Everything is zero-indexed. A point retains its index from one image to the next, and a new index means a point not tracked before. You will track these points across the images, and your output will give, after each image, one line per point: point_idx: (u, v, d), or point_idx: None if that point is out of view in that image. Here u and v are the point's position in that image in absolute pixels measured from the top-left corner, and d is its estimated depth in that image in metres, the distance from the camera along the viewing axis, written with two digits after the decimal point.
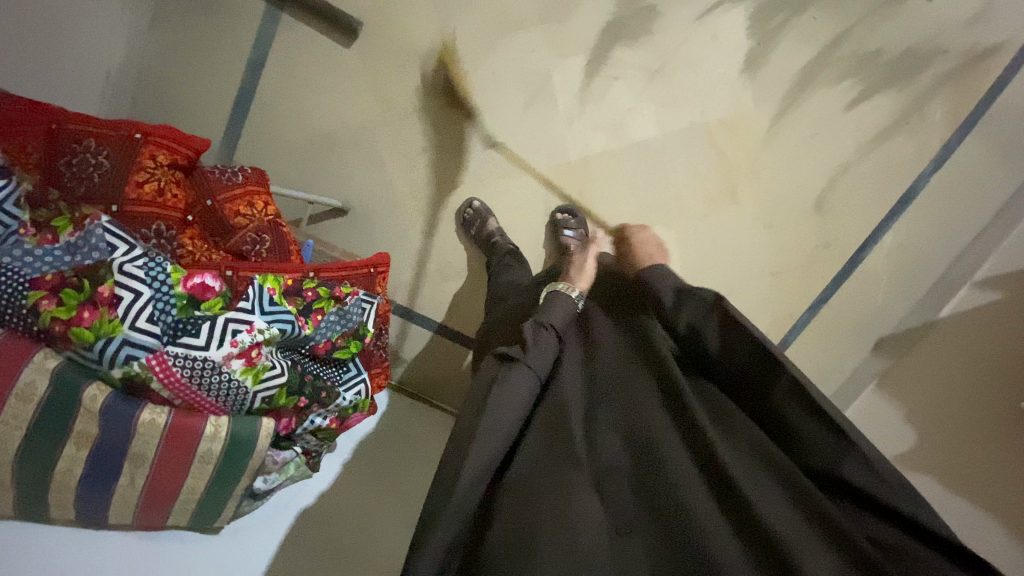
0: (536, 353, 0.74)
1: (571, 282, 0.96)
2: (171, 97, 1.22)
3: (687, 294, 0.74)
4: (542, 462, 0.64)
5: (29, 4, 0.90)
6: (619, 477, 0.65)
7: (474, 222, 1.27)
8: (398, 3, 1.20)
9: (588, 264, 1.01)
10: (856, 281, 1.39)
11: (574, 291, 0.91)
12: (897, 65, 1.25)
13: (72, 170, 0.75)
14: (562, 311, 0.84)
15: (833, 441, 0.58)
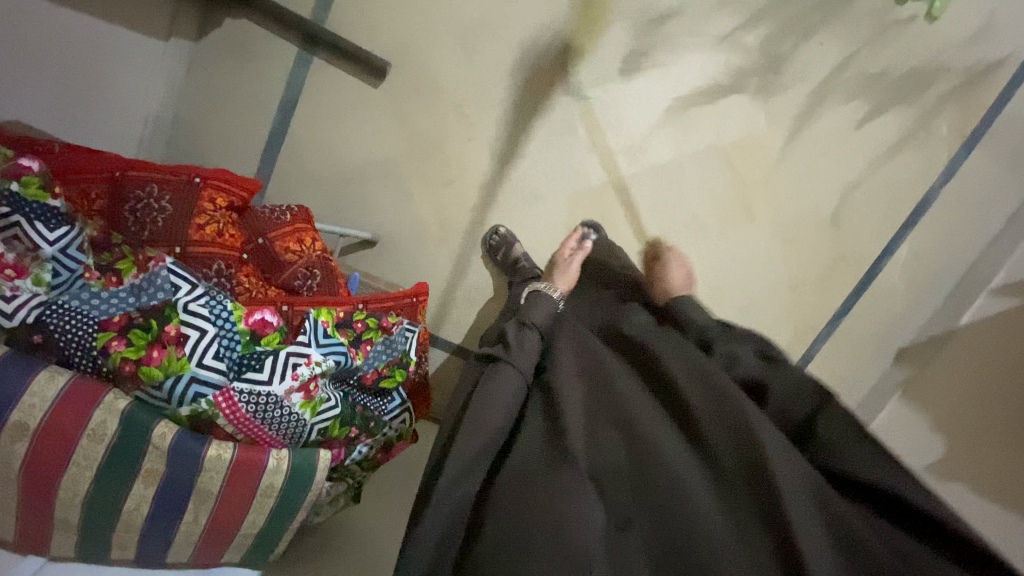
0: (520, 353, 0.82)
1: (552, 283, 1.07)
2: (205, 139, 1.27)
3: (738, 329, 0.85)
4: (539, 461, 0.68)
5: (79, 56, 0.95)
6: (618, 474, 0.68)
7: (501, 248, 1.29)
8: (423, 41, 1.24)
9: (571, 268, 1.11)
10: (874, 292, 1.41)
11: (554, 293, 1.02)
12: (902, 85, 1.30)
13: (136, 215, 0.79)
14: (543, 311, 0.92)
15: (879, 453, 0.65)
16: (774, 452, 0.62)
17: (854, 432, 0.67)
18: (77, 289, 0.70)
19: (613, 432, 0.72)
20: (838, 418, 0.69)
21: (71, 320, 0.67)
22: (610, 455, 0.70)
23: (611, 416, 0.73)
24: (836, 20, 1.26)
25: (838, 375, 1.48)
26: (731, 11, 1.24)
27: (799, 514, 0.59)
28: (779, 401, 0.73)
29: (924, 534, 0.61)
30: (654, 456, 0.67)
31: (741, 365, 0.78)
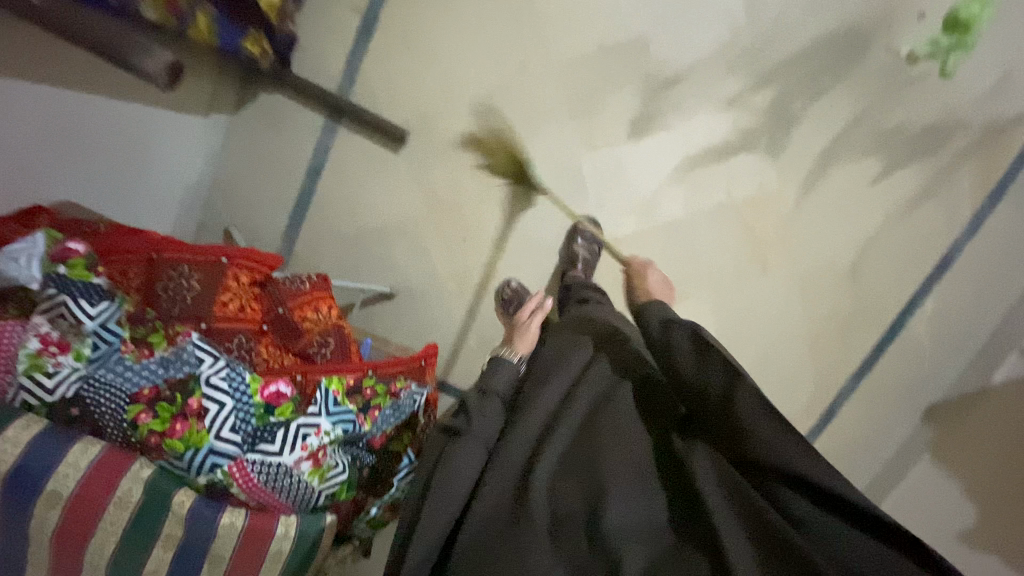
0: (480, 424, 0.78)
1: (512, 346, 0.99)
2: (239, 200, 1.36)
3: (675, 322, 0.80)
4: (503, 521, 0.70)
5: (121, 136, 1.04)
6: (576, 519, 0.69)
7: (514, 301, 1.29)
8: (439, 108, 1.30)
9: (530, 331, 1.03)
10: (898, 348, 1.37)
11: (512, 355, 0.94)
12: (920, 140, 1.28)
13: (168, 292, 0.86)
14: (505, 377, 0.88)
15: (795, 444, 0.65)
16: (707, 475, 0.68)
17: (777, 433, 0.65)
18: (113, 362, 0.77)
19: (574, 478, 0.73)
20: (760, 416, 0.67)
21: (105, 396, 0.74)
22: (567, 501, 0.71)
23: (570, 457, 0.75)
24: (847, 79, 1.26)
25: (864, 431, 1.43)
26: (738, 73, 1.26)
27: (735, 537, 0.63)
28: (712, 407, 0.70)
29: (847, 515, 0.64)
30: (608, 495, 0.68)
31: (682, 367, 0.75)
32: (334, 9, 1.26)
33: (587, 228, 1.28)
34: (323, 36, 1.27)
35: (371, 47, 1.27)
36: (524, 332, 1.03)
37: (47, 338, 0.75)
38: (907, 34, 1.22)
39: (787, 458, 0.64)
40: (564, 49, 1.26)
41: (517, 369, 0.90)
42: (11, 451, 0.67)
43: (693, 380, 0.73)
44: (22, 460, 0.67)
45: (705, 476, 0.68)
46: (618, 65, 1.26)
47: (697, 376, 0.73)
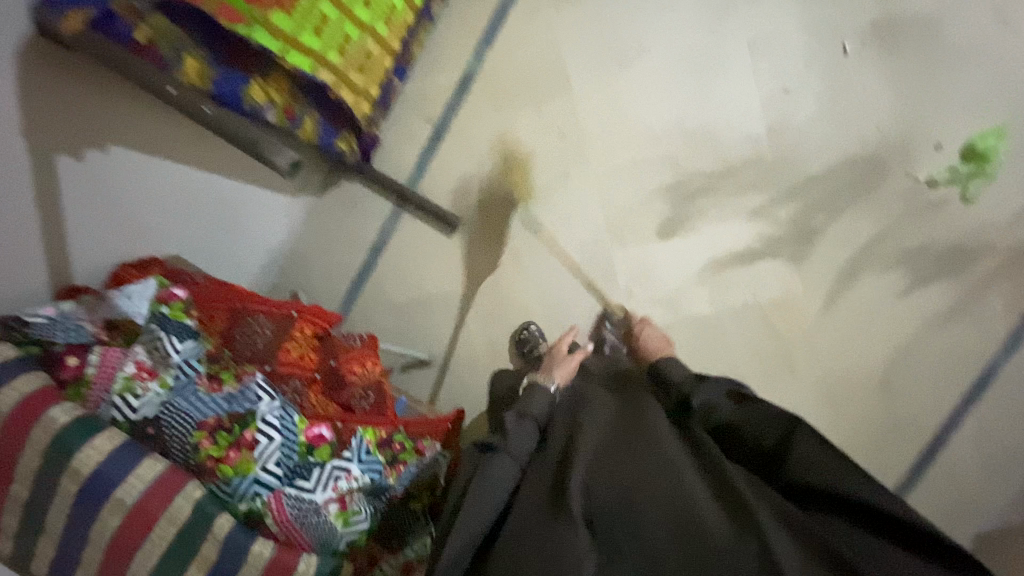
0: (515, 443, 0.87)
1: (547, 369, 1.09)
2: (310, 268, 1.55)
3: (716, 380, 0.94)
4: (539, 515, 0.76)
5: (225, 205, 1.24)
6: (611, 512, 0.75)
7: (530, 342, 1.40)
8: (489, 203, 1.48)
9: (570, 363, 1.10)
10: (940, 468, 1.33)
11: (550, 384, 1.01)
12: (943, 260, 1.32)
13: (243, 336, 1.01)
14: (541, 403, 0.95)
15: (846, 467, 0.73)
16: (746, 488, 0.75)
17: (825, 456, 0.75)
18: (188, 393, 0.90)
19: (613, 479, 0.78)
20: (806, 440, 0.77)
21: (178, 419, 0.86)
22: (604, 496, 0.76)
23: (611, 458, 0.81)
24: (867, 200, 1.34)
25: None
26: (761, 189, 1.38)
27: (775, 533, 0.68)
28: (757, 434, 0.83)
29: (878, 528, 0.71)
30: (647, 494, 0.75)
31: (720, 413, 0.88)
32: (410, 120, 1.51)
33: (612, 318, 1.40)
34: (400, 139, 1.51)
35: (438, 150, 1.50)
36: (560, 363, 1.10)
37: (141, 365, 0.90)
38: (923, 163, 1.31)
39: (831, 469, 0.73)
40: (603, 161, 1.43)
41: (552, 397, 0.98)
42: (94, 458, 0.77)
43: (737, 419, 0.85)
44: (100, 468, 0.77)
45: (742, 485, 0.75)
46: (649, 177, 1.42)
47: (736, 418, 0.86)
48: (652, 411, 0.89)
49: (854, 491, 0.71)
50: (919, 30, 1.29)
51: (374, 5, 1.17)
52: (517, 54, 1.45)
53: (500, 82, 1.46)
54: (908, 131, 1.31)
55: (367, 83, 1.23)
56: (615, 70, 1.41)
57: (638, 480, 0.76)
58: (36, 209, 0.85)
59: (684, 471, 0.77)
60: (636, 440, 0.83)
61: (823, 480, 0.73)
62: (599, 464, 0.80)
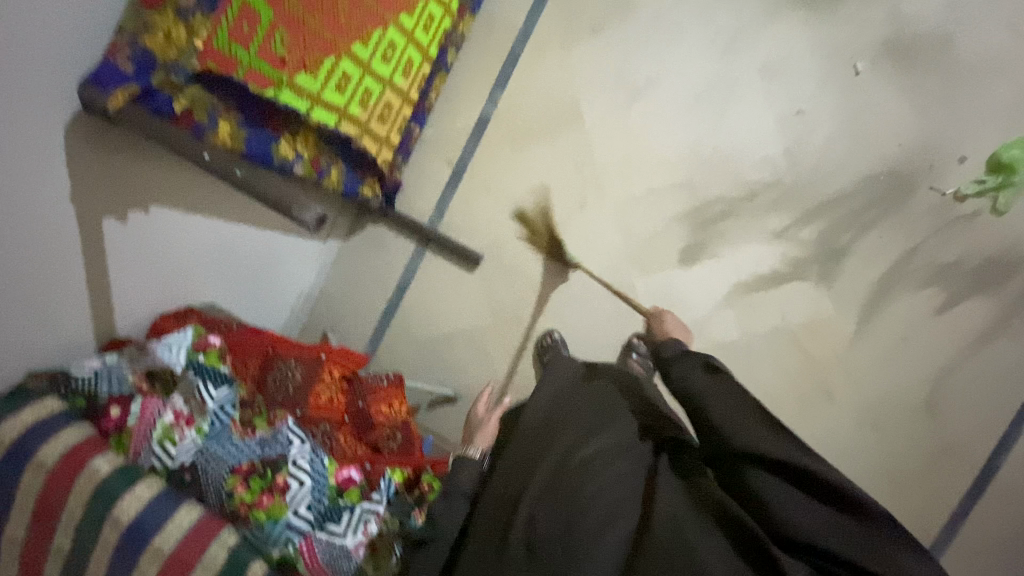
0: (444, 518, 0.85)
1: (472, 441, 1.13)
2: (338, 310, 1.59)
3: (691, 353, 0.91)
4: (487, 559, 0.79)
5: (257, 254, 1.29)
6: (551, 542, 0.75)
7: (551, 350, 1.41)
8: (509, 238, 1.50)
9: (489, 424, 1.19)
10: (998, 495, 1.26)
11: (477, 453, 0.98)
12: (982, 273, 1.27)
13: (276, 381, 1.03)
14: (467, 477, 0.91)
15: (779, 436, 0.74)
16: (678, 496, 0.77)
17: (759, 430, 0.75)
18: (223, 438, 0.93)
19: (549, 508, 0.78)
20: (753, 417, 0.77)
21: (212, 466, 0.88)
22: (543, 526, 0.77)
23: (551, 485, 0.81)
24: (894, 216, 1.32)
25: None
26: (782, 211, 1.37)
27: (699, 538, 0.70)
28: (704, 407, 0.81)
29: (804, 486, 0.71)
30: (581, 522, 0.75)
31: (694, 385, 0.85)
32: (430, 163, 1.56)
33: (640, 348, 1.39)
34: (421, 181, 1.57)
35: (458, 189, 1.54)
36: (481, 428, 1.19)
37: (179, 414, 0.93)
38: (950, 176, 1.28)
39: (764, 440, 0.74)
40: (620, 192, 1.45)
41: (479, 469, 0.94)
42: (134, 506, 0.79)
43: (698, 396, 0.83)
44: (139, 518, 0.78)
45: (674, 497, 0.77)
46: (668, 205, 1.42)
47: (702, 393, 0.83)
48: (596, 419, 0.89)
49: (777, 456, 0.71)
50: (934, 44, 1.28)
51: (394, 61, 1.24)
52: (529, 95, 1.50)
53: (515, 123, 1.51)
54: (931, 146, 1.29)
55: (388, 131, 1.32)
56: (627, 103, 1.44)
57: (576, 499, 0.77)
58: (83, 269, 0.91)
59: (617, 501, 0.77)
60: (575, 456, 0.83)
61: (748, 450, 0.74)
62: (544, 488, 0.80)
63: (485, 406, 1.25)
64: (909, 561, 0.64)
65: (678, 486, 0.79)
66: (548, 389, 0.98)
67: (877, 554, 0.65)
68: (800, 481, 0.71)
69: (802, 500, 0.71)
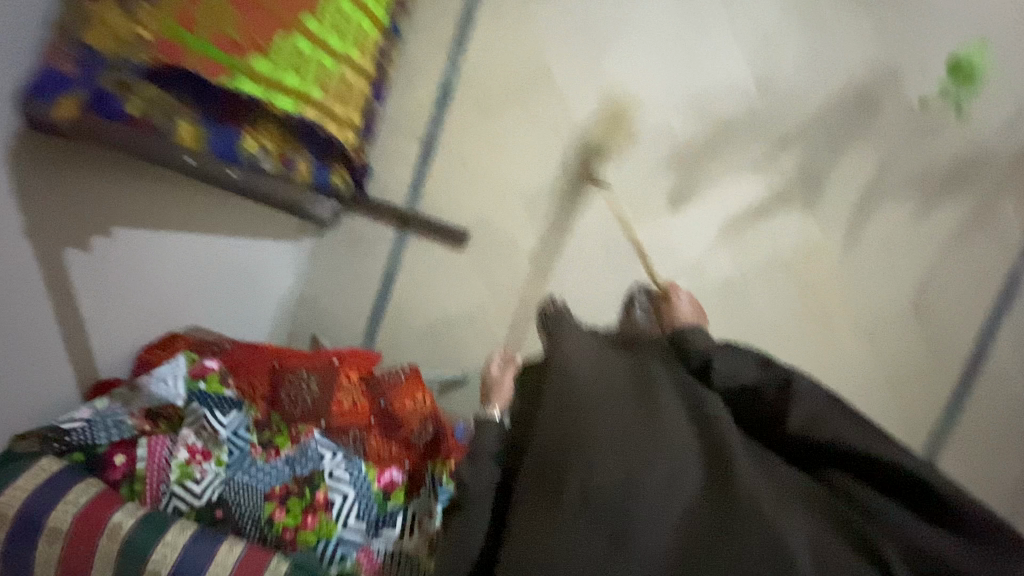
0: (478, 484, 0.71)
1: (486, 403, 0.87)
2: (326, 310, 1.51)
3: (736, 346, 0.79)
4: (533, 512, 0.63)
5: (235, 265, 1.20)
6: (612, 496, 0.62)
7: None
8: (495, 209, 1.45)
9: (504, 384, 0.91)
10: (987, 381, 1.37)
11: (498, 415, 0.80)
12: (952, 176, 1.33)
13: (290, 396, 0.96)
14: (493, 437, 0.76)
15: (861, 431, 0.68)
16: (754, 473, 0.66)
17: (843, 422, 0.69)
18: (246, 466, 0.86)
19: (611, 454, 0.64)
20: (830, 408, 0.70)
21: (243, 496, 0.82)
22: (606, 477, 0.63)
23: (608, 428, 0.67)
24: (869, 133, 1.35)
25: (968, 471, 1.40)
26: (762, 143, 1.37)
27: (784, 512, 0.63)
28: (768, 395, 0.74)
29: (903, 495, 0.65)
30: (651, 474, 0.64)
31: (746, 377, 0.75)
32: (397, 141, 1.47)
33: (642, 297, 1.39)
34: (391, 160, 1.47)
35: (432, 164, 1.46)
36: (497, 387, 0.91)
37: (193, 449, 0.85)
38: (915, 86, 1.32)
39: (855, 432, 0.68)
40: (601, 145, 1.41)
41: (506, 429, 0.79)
42: (170, 556, 0.72)
43: (752, 385, 0.75)
44: (178, 566, 0.72)
45: (752, 467, 0.66)
46: (651, 152, 1.40)
47: (756, 383, 0.75)
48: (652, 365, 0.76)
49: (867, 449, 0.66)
50: None
51: (345, 30, 1.13)
52: (492, 55, 1.42)
53: (481, 86, 1.43)
54: (894, 58, 1.31)
55: (349, 110, 1.22)
56: (595, 51, 1.39)
57: (642, 458, 0.64)
58: (51, 308, 0.81)
59: (692, 454, 0.67)
60: (636, 410, 0.69)
61: (842, 443, 0.67)
62: (601, 428, 0.66)
63: (499, 365, 0.97)
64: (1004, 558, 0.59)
65: (749, 452, 0.69)
66: (577, 336, 0.81)
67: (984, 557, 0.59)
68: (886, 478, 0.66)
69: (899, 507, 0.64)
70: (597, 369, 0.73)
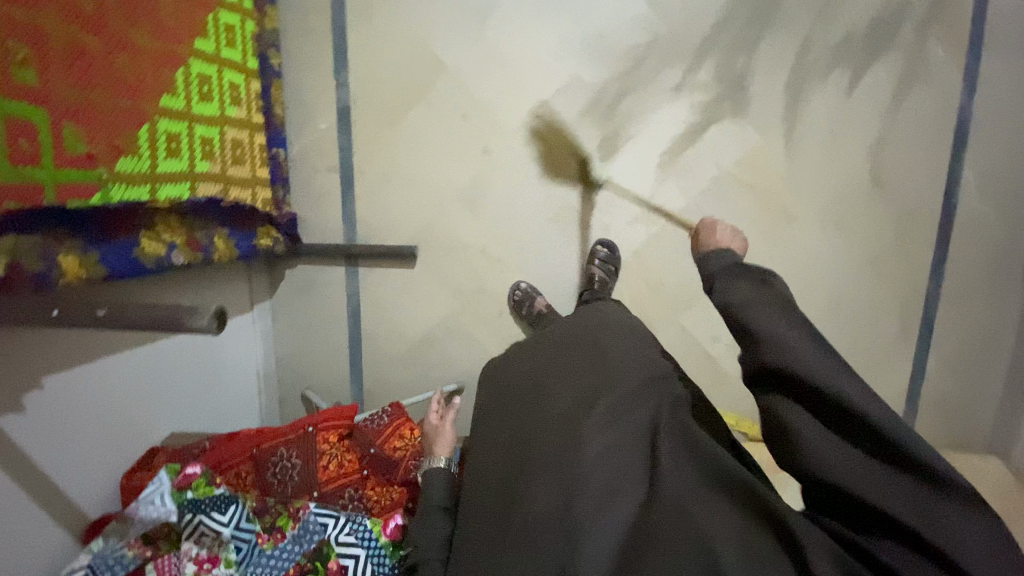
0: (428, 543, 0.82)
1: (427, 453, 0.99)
2: (304, 367, 1.49)
3: (743, 268, 0.80)
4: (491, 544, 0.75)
5: (194, 359, 1.18)
6: (552, 518, 0.71)
7: (526, 302, 1.39)
8: (435, 216, 1.41)
9: (442, 430, 1.02)
10: (962, 229, 1.36)
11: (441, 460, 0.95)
12: (873, 37, 1.28)
13: (278, 476, 0.98)
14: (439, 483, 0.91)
15: (838, 375, 0.65)
16: (678, 466, 0.71)
17: (829, 366, 0.66)
18: (257, 557, 0.86)
19: (549, 481, 0.74)
20: (810, 342, 0.68)
21: None
22: (547, 502, 0.73)
23: (550, 455, 0.77)
24: (777, 20, 1.28)
25: (966, 320, 1.41)
26: (674, 64, 1.31)
27: (705, 506, 0.66)
28: (752, 325, 0.72)
29: (863, 442, 0.63)
30: (582, 494, 0.72)
31: (736, 297, 0.76)
32: (314, 179, 1.41)
33: (601, 252, 1.38)
34: (315, 201, 1.42)
35: (357, 192, 1.41)
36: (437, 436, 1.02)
37: (198, 558, 0.86)
38: None
39: (827, 371, 0.65)
40: (516, 117, 1.36)
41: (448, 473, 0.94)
42: None
43: (740, 307, 0.74)
44: None
45: (683, 466, 0.71)
46: (568, 109, 1.35)
47: (746, 306, 0.74)
48: (580, 379, 0.87)
49: (834, 392, 0.63)
50: None
51: (216, 95, 1.09)
52: (379, 62, 1.35)
53: (379, 97, 1.36)
54: None
55: (251, 169, 1.21)
56: (479, 23, 1.32)
57: (575, 480, 0.73)
58: (7, 477, 0.79)
59: (627, 465, 0.74)
60: (567, 431, 0.79)
61: (813, 380, 0.65)
62: (545, 457, 0.77)
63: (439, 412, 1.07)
64: (958, 519, 0.58)
65: (680, 444, 0.73)
66: (535, 362, 0.96)
67: (933, 518, 0.58)
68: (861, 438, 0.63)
69: (869, 467, 0.62)
70: (548, 398, 0.87)
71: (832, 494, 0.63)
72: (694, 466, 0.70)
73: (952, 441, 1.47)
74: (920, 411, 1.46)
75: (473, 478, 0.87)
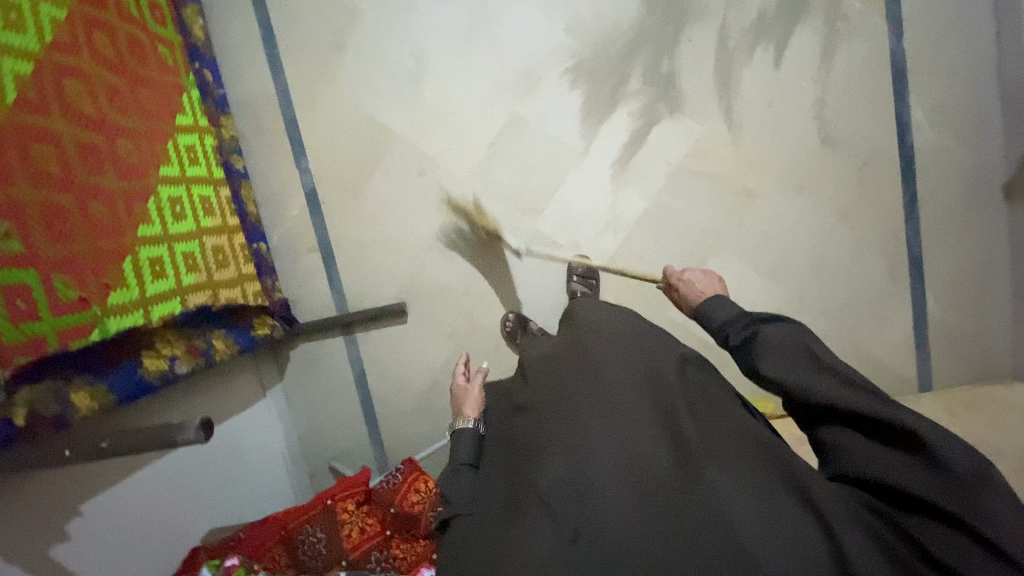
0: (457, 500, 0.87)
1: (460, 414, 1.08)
2: (325, 437, 1.56)
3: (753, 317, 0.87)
4: (496, 524, 0.77)
5: (217, 454, 1.25)
6: (563, 488, 0.74)
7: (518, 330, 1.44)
8: (414, 268, 1.48)
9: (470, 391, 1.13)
10: (925, 166, 1.37)
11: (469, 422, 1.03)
12: (788, 8, 1.32)
13: (307, 552, 1.02)
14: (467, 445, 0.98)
15: (867, 397, 0.68)
16: (710, 439, 0.77)
17: (861, 397, 0.68)
18: None
19: (561, 457, 0.78)
20: (832, 376, 0.72)
21: None
22: (556, 475, 0.76)
23: (567, 434, 0.81)
24: (692, 16, 1.33)
25: (954, 252, 1.40)
26: (605, 79, 1.37)
27: (734, 474, 0.72)
28: (769, 365, 0.78)
29: (906, 447, 0.64)
30: (598, 469, 0.75)
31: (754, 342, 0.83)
32: (297, 260, 1.49)
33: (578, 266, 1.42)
34: (302, 280, 1.50)
35: (338, 262, 1.49)
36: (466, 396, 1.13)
37: None
38: None
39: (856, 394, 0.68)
40: (469, 161, 1.43)
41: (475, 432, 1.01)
42: None
43: (757, 355, 0.80)
44: None
45: (711, 439, 0.77)
46: (516, 142, 1.41)
47: (764, 350, 0.80)
48: (606, 364, 0.91)
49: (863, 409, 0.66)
50: None
51: (189, 211, 1.17)
52: (333, 141, 1.44)
53: (340, 172, 1.45)
54: None
55: (236, 269, 1.29)
56: (415, 85, 1.40)
57: (591, 456, 0.76)
58: None
59: (649, 439, 0.78)
60: (588, 413, 0.83)
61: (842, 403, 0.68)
62: (561, 438, 0.81)
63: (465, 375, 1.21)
64: (1010, 513, 0.58)
65: (711, 427, 0.79)
66: (555, 353, 1.01)
67: (984, 513, 0.58)
68: (905, 445, 0.64)
69: (912, 470, 0.63)
70: (569, 384, 0.90)
71: (878, 493, 0.66)
72: (725, 436, 0.77)
73: (971, 373, 1.44)
74: (932, 351, 1.44)
75: (488, 473, 0.90)
